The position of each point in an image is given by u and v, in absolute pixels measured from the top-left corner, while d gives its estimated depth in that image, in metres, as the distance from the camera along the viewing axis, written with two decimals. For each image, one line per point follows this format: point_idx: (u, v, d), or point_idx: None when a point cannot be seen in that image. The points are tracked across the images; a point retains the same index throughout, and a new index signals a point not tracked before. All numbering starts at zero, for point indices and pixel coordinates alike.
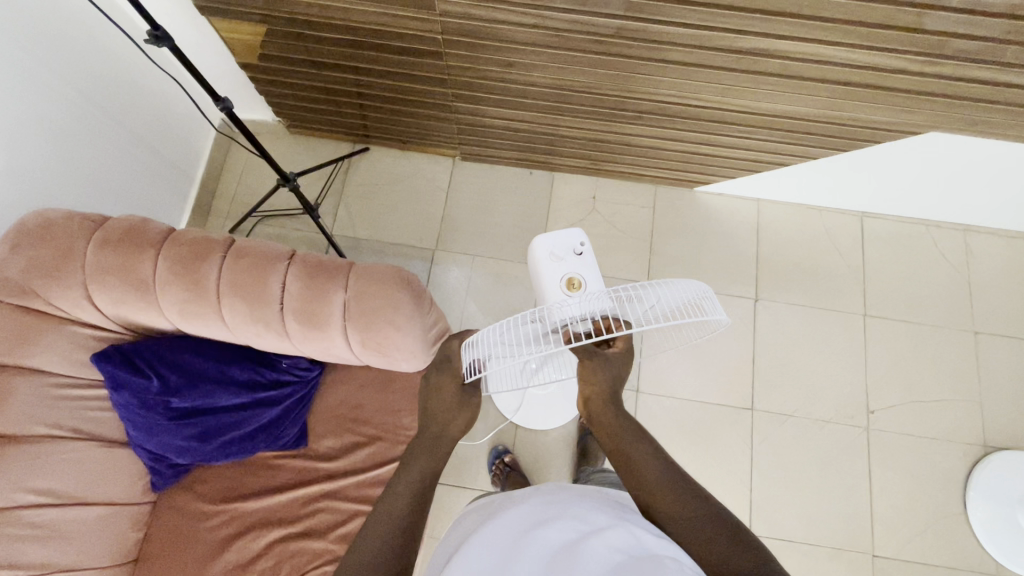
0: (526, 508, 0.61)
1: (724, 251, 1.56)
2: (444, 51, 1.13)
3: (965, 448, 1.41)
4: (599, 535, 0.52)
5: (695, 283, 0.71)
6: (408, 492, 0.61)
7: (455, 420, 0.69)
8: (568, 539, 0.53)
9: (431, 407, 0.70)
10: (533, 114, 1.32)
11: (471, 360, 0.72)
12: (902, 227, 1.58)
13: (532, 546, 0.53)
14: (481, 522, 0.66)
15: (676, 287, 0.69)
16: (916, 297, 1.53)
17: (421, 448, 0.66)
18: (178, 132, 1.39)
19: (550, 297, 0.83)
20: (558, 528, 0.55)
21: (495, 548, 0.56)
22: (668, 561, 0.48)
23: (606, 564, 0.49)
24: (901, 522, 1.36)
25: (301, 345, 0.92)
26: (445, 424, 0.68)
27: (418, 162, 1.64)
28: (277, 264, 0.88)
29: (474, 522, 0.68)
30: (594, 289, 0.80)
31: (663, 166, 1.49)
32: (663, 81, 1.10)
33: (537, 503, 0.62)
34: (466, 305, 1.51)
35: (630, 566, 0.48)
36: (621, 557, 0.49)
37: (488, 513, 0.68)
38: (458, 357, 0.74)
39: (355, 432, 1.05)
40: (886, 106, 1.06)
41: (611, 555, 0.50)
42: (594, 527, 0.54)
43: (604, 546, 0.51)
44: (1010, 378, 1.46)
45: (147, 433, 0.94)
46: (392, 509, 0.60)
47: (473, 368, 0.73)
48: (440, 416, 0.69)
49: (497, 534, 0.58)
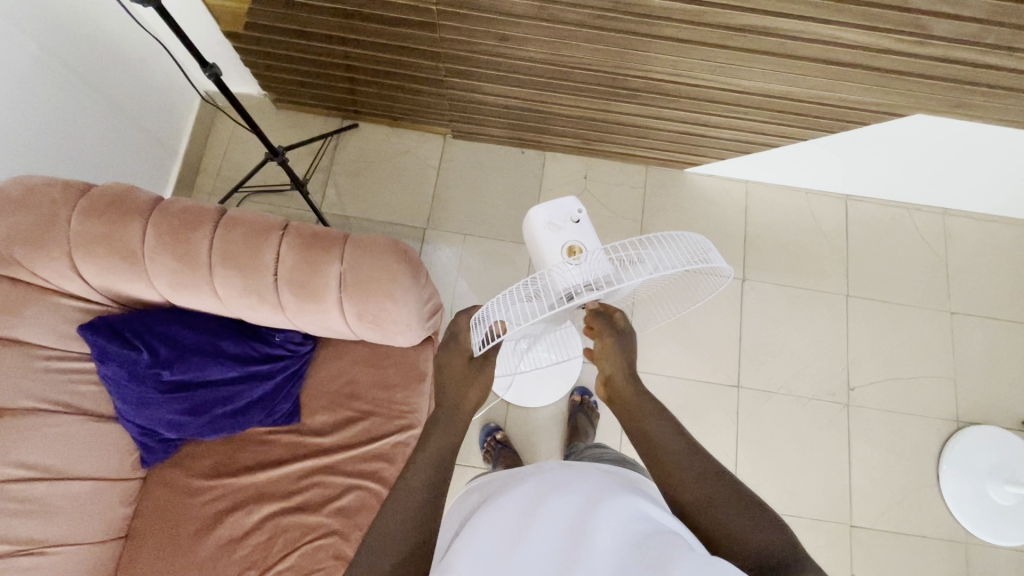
0: (534, 483, 0.61)
1: (714, 232, 1.58)
2: (438, 23, 1.11)
3: (939, 423, 1.46)
4: (610, 505, 0.52)
5: (699, 237, 0.69)
6: (434, 460, 0.59)
7: (470, 394, 0.66)
8: (574, 512, 0.53)
9: (445, 386, 0.67)
10: (528, 91, 1.30)
11: (483, 332, 0.70)
12: (884, 210, 1.61)
13: (544, 524, 0.53)
14: (481, 504, 0.65)
15: (677, 242, 0.68)
16: (897, 278, 1.57)
17: (438, 426, 0.62)
18: (160, 102, 1.35)
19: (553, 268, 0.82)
20: (562, 501, 0.55)
21: (504, 523, 0.55)
22: (681, 538, 0.48)
23: (620, 538, 0.49)
24: (878, 494, 1.41)
25: (296, 318, 0.91)
26: (458, 395, 0.65)
27: (408, 139, 1.61)
28: (270, 234, 0.86)
29: (480, 499, 0.67)
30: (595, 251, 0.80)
31: (656, 147, 1.49)
32: (659, 59, 1.09)
33: (537, 478, 0.62)
34: (458, 283, 1.51)
35: (644, 541, 0.48)
36: (633, 533, 0.49)
37: (493, 490, 0.67)
38: (467, 335, 0.71)
39: (348, 407, 1.04)
40: (878, 87, 1.08)
41: (623, 530, 0.50)
42: (600, 498, 0.54)
43: (616, 520, 0.51)
44: (982, 356, 1.52)
45: (138, 407, 0.93)
46: (415, 484, 0.56)
47: (485, 341, 0.70)
48: (453, 390, 0.65)
49: (498, 511, 0.58)
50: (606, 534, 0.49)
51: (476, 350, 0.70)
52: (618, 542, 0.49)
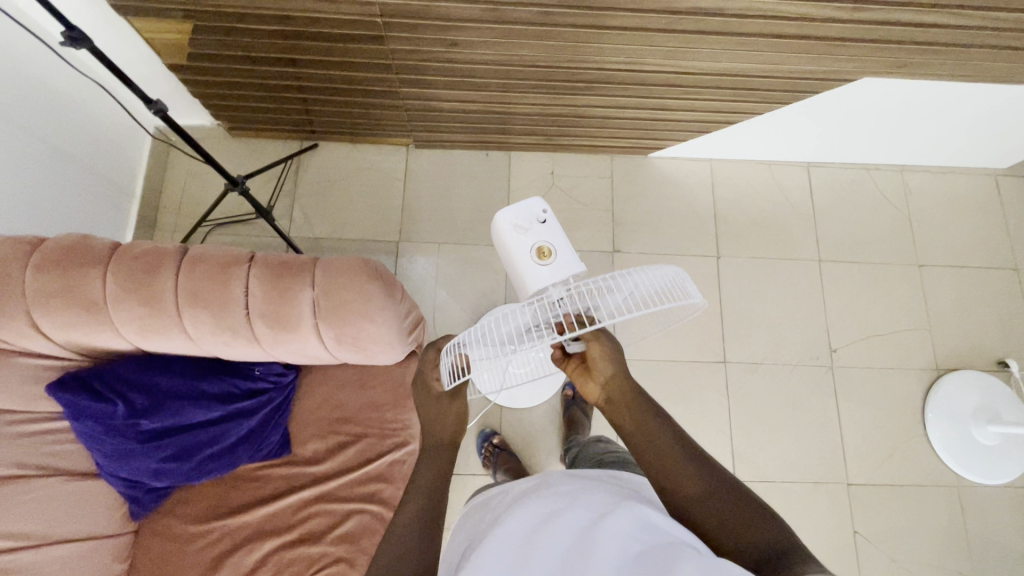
0: (537, 501, 0.60)
1: (684, 213, 1.60)
2: (385, 35, 1.10)
3: (920, 373, 1.51)
4: (612, 518, 0.52)
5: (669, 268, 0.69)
6: None
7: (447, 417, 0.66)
8: (577, 529, 0.52)
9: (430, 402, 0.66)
10: (485, 94, 1.30)
11: (451, 366, 0.68)
12: (845, 173, 1.65)
13: (548, 542, 0.52)
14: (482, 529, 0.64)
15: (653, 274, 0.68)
16: (865, 238, 1.61)
17: None
18: (109, 144, 1.32)
19: (523, 270, 0.81)
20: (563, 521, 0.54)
21: (506, 545, 0.55)
22: (685, 545, 0.48)
23: (622, 550, 0.48)
24: (870, 450, 1.45)
25: (273, 349, 0.89)
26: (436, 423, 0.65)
27: (371, 154, 1.60)
28: (237, 268, 0.84)
29: (486, 519, 0.67)
30: (564, 252, 0.80)
31: (618, 136, 1.50)
32: (611, 48, 1.10)
33: (538, 499, 0.61)
34: (437, 293, 1.50)
35: (647, 553, 0.47)
36: (637, 546, 0.48)
37: (498, 510, 0.67)
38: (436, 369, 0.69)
39: (339, 432, 1.02)
40: (824, 55, 1.10)
41: (625, 543, 0.49)
42: (604, 512, 0.53)
43: (619, 533, 0.50)
44: (953, 303, 1.57)
45: (120, 460, 0.90)
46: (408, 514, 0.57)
47: (453, 374, 0.68)
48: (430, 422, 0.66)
49: (500, 533, 0.57)
50: (608, 545, 0.49)
51: (447, 386, 0.68)
52: (619, 554, 0.48)
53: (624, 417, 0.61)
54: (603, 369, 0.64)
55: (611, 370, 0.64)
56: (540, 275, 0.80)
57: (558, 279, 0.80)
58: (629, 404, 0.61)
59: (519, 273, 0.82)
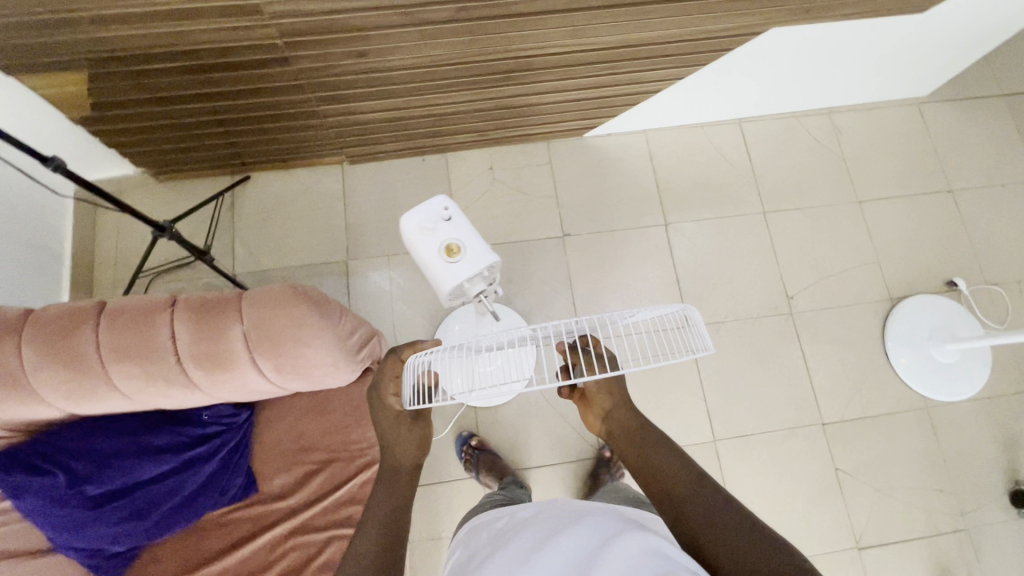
0: (545, 529, 0.61)
1: (627, 187, 1.61)
2: (290, 56, 1.08)
3: (876, 305, 1.55)
4: (617, 550, 0.52)
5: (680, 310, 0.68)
6: None
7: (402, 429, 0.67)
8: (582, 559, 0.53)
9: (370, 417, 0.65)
10: (407, 99, 1.29)
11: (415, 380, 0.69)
12: (776, 124, 1.68)
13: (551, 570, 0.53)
14: (482, 553, 0.64)
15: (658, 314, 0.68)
16: (804, 184, 1.64)
17: None
18: (31, 212, 1.27)
19: (434, 270, 0.81)
20: (567, 564, 0.53)
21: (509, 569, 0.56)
22: None
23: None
24: (839, 387, 1.48)
25: (215, 391, 0.87)
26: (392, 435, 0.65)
27: (307, 177, 1.57)
28: (159, 315, 0.82)
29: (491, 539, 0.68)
30: (470, 246, 0.80)
31: (549, 121, 1.51)
32: (519, 36, 1.10)
33: (544, 534, 0.60)
34: (394, 306, 1.48)
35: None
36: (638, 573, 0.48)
37: (505, 532, 0.68)
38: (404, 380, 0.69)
39: (305, 462, 1.00)
40: (726, 13, 1.11)
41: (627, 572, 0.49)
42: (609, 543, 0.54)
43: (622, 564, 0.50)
44: (896, 233, 1.61)
45: (74, 531, 0.86)
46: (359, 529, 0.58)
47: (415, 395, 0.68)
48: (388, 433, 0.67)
49: (501, 567, 0.57)
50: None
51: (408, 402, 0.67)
52: None
53: (629, 453, 0.64)
54: (602, 402, 0.68)
55: (609, 403, 0.67)
56: (452, 272, 0.80)
57: (471, 272, 0.80)
58: (634, 442, 0.64)
59: (433, 275, 0.82)
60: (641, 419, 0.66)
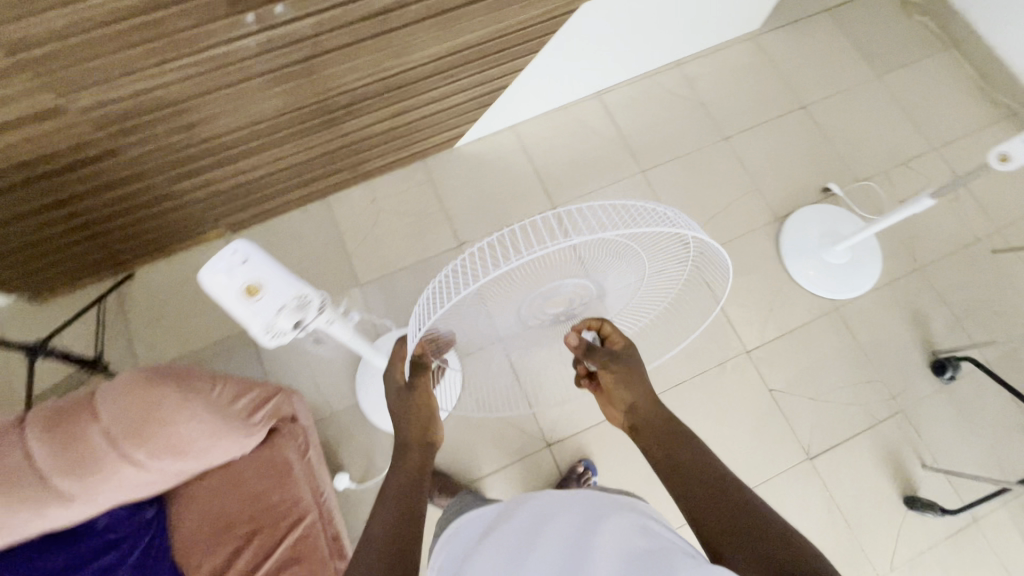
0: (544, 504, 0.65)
1: (509, 183, 1.65)
2: (124, 151, 1.06)
3: (766, 229, 1.62)
4: (613, 529, 0.56)
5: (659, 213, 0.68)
6: None
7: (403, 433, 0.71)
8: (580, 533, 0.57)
9: None
10: (260, 157, 1.28)
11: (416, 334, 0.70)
12: (632, 88, 1.76)
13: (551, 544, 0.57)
14: (467, 553, 0.66)
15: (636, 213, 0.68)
16: (672, 136, 1.72)
17: None
18: None
19: (241, 314, 0.83)
20: (563, 541, 0.57)
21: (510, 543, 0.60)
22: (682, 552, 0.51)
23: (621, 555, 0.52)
24: (753, 314, 1.54)
25: (92, 498, 0.85)
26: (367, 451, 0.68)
27: (192, 257, 1.54)
28: (8, 437, 0.80)
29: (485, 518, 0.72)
30: (271, 283, 0.83)
31: (414, 142, 1.54)
32: (347, 77, 1.12)
33: (539, 511, 0.64)
34: (310, 357, 1.47)
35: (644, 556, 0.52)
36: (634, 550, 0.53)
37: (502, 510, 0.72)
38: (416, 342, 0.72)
39: (230, 540, 0.96)
40: (536, 8, 1.17)
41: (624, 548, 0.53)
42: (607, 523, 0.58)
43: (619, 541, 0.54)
44: (767, 159, 1.70)
45: None
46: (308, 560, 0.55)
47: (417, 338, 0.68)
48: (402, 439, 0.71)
49: (502, 541, 0.62)
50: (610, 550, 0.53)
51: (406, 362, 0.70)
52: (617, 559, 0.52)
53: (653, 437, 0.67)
54: (622, 396, 0.72)
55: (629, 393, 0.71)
56: (257, 311, 0.82)
57: (274, 306, 0.82)
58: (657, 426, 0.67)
59: (241, 319, 0.84)
60: (664, 413, 0.69)
